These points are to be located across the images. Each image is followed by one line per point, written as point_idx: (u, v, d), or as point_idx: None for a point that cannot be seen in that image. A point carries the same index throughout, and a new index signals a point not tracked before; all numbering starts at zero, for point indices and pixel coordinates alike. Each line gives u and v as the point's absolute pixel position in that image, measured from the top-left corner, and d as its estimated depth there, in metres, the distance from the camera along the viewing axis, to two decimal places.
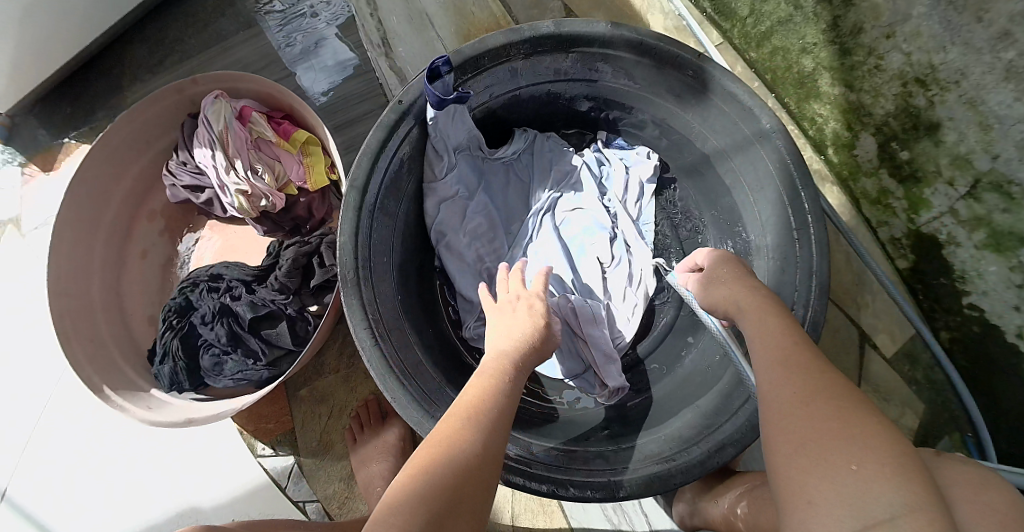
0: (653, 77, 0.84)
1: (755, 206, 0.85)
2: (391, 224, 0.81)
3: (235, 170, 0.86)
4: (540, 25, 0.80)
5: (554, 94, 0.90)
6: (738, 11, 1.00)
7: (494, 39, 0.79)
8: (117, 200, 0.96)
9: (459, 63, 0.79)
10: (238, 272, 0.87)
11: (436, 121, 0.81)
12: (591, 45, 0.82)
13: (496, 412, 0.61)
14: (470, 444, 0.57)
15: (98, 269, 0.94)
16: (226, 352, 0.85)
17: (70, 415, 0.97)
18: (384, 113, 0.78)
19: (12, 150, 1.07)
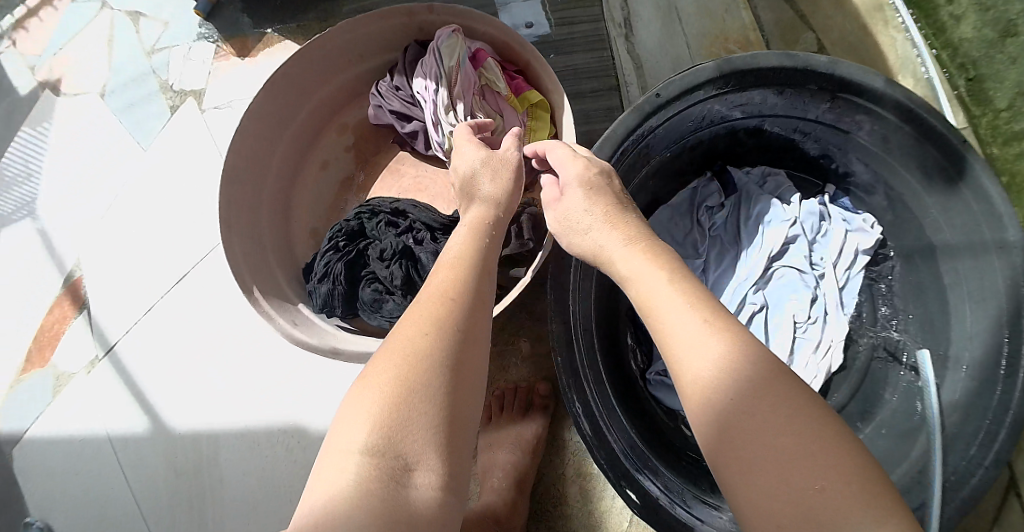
0: (909, 148, 0.78)
1: (967, 318, 0.78)
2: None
3: (456, 113, 0.83)
4: (815, 56, 0.73)
5: (797, 128, 0.85)
6: None
7: (767, 57, 0.72)
8: (311, 106, 0.95)
9: (731, 69, 0.72)
10: (423, 216, 0.84)
11: (684, 123, 0.77)
12: (859, 95, 0.76)
13: (460, 320, 0.53)
14: (438, 351, 0.50)
15: (276, 168, 0.93)
16: (390, 292, 0.82)
17: (204, 299, 0.97)
18: (637, 103, 0.71)
19: (211, 27, 1.06)
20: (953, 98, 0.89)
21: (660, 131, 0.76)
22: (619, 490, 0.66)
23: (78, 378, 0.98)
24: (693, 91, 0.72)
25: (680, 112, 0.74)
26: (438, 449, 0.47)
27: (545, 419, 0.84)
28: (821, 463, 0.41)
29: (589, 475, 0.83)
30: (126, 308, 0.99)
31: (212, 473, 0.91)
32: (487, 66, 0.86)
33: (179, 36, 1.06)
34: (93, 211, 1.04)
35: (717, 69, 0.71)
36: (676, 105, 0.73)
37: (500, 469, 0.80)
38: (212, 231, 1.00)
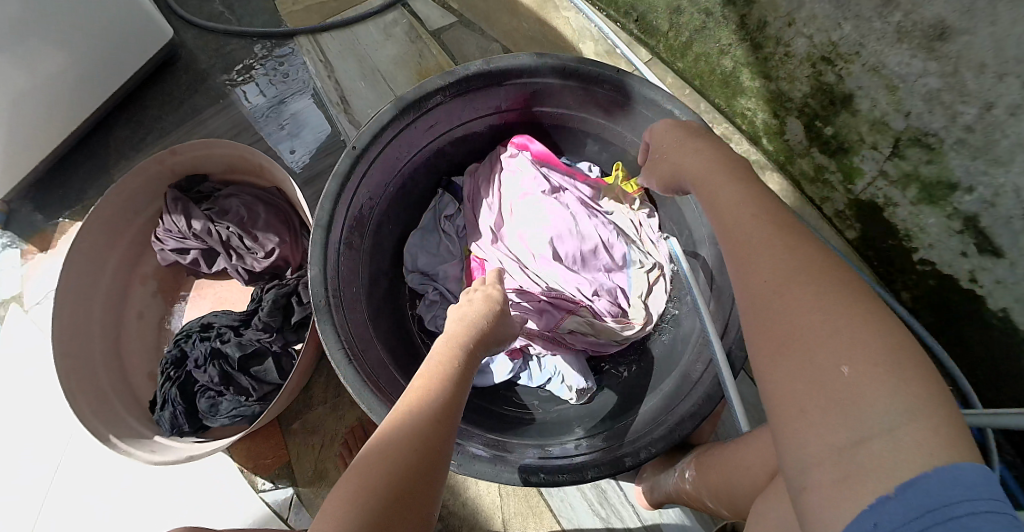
0: (582, 96, 0.94)
1: (688, 204, 0.95)
2: (354, 262, 0.91)
3: (212, 239, 1.01)
4: (471, 64, 0.88)
5: (495, 122, 1.01)
6: (659, 27, 1.12)
7: (430, 82, 0.88)
8: (112, 266, 1.03)
9: (403, 107, 0.87)
10: (225, 319, 0.94)
11: (388, 164, 0.93)
12: (521, 76, 0.91)
13: (458, 375, 0.61)
14: (423, 417, 0.56)
15: (99, 328, 1.00)
16: (220, 392, 0.90)
17: (80, 481, 1.00)
18: (337, 164, 0.86)
19: (10, 235, 1.15)
20: (632, 37, 1.18)
21: (370, 169, 0.89)
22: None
23: None
24: (380, 142, 0.88)
25: (376, 160, 0.89)
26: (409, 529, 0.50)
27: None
28: (857, 335, 0.45)
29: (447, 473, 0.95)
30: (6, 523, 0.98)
31: None
32: (230, 191, 1.04)
33: None
34: None
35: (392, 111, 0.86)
36: (370, 151, 0.87)
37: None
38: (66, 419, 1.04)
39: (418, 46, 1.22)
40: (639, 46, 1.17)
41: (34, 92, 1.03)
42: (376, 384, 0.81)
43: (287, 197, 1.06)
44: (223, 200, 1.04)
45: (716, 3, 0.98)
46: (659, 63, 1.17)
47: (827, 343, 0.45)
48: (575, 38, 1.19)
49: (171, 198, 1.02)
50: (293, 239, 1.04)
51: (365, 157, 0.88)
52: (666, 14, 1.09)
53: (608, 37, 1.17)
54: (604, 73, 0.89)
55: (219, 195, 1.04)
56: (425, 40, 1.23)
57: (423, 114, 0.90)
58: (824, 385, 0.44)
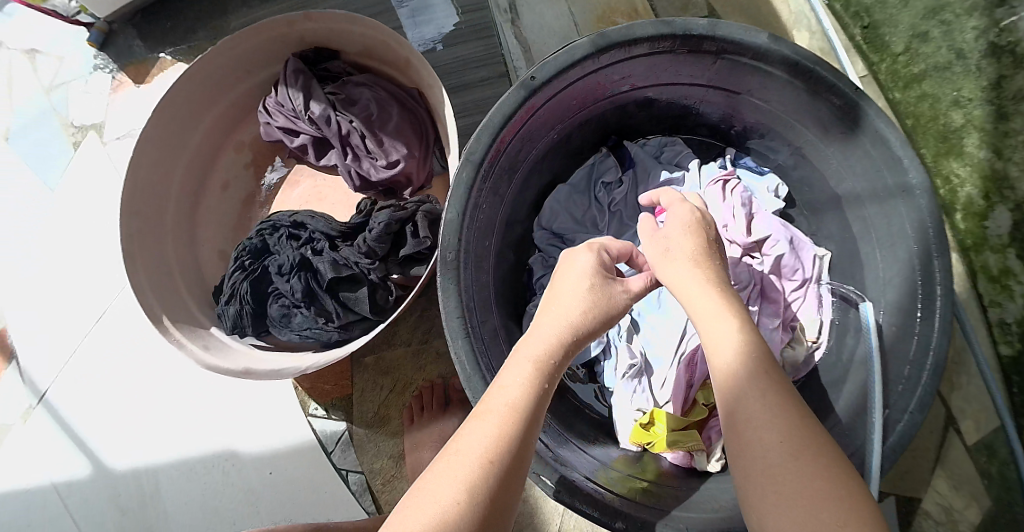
0: (803, 99, 0.79)
1: (880, 264, 0.83)
2: (498, 201, 0.78)
3: (327, 129, 0.86)
4: (697, 20, 0.73)
5: (691, 95, 0.87)
6: (892, 46, 0.96)
7: (643, 28, 0.72)
8: (207, 125, 0.92)
9: (608, 44, 0.72)
10: (322, 224, 0.83)
11: (559, 110, 0.79)
12: (745, 54, 0.76)
13: (536, 424, 0.52)
14: (484, 476, 0.48)
15: (177, 191, 0.91)
16: (296, 305, 0.82)
17: (128, 348, 0.96)
18: (515, 86, 0.71)
19: (106, 58, 1.04)
20: (853, 45, 1.03)
21: (541, 108, 0.75)
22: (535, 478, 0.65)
23: (16, 429, 0.99)
24: (566, 80, 0.74)
25: (552, 101, 0.76)
26: None
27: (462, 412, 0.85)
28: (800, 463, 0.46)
29: None
30: (54, 358, 0.98)
31: (156, 503, 0.93)
32: (364, 77, 0.89)
33: (77, 71, 1.05)
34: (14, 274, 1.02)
35: (595, 47, 0.72)
36: (554, 87, 0.73)
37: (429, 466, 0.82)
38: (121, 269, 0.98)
39: None
40: (857, 58, 1.03)
41: None
42: (482, 357, 0.69)
43: (429, 105, 0.88)
44: (353, 87, 0.87)
45: (977, 48, 0.84)
46: (873, 85, 1.02)
47: (785, 470, 0.46)
48: (791, 23, 1.05)
49: (291, 68, 0.88)
50: (420, 158, 0.87)
51: (543, 92, 0.73)
52: (907, 35, 0.94)
53: (825, 35, 1.04)
54: (837, 85, 0.75)
55: (347, 78, 0.88)
56: None
57: (620, 61, 0.75)
58: (780, 495, 0.45)
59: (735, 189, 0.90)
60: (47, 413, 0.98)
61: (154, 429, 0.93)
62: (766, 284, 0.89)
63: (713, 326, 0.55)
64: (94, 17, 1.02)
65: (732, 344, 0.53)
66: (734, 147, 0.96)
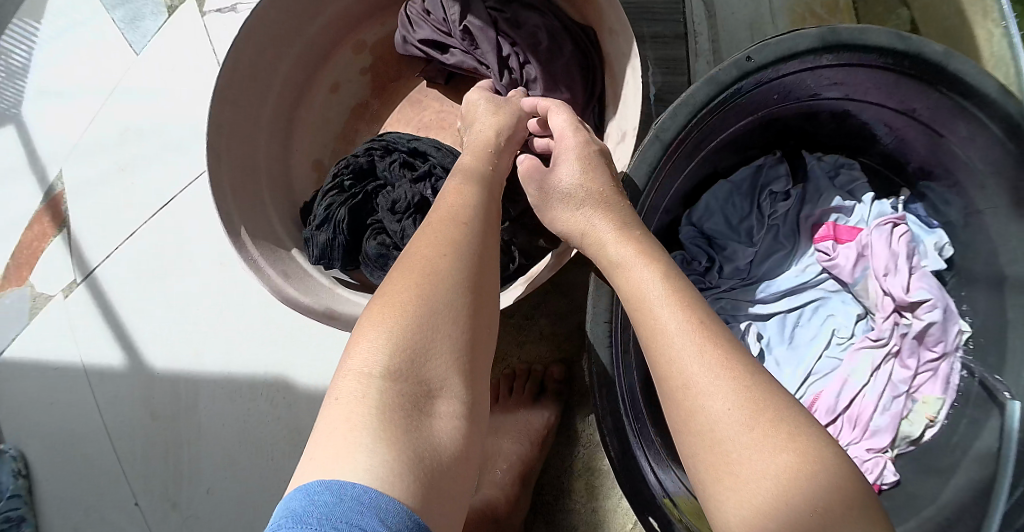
0: (1007, 170, 0.62)
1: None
2: (669, 181, 0.65)
3: (484, 53, 0.74)
4: (931, 43, 0.59)
5: (879, 119, 0.71)
6: None
7: (876, 34, 0.58)
8: (327, 18, 0.80)
9: (840, 43, 0.58)
10: (443, 161, 0.72)
11: (749, 107, 0.65)
12: (967, 95, 0.60)
13: (465, 225, 0.50)
14: (440, 263, 0.46)
15: (280, 85, 0.80)
16: (398, 248, 0.72)
17: (195, 244, 0.87)
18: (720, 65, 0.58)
19: None
20: None
21: (745, 97, 0.62)
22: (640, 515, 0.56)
23: (56, 302, 0.91)
24: (776, 74, 0.60)
25: (755, 92, 0.62)
26: (458, 378, 0.42)
27: (555, 407, 0.74)
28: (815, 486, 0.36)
29: (597, 471, 0.75)
30: (110, 237, 0.90)
31: (190, 416, 0.85)
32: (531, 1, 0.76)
33: None
34: (82, 136, 0.93)
35: (824, 41, 0.57)
36: (764, 75, 0.59)
37: (503, 458, 0.71)
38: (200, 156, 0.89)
39: None
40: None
41: None
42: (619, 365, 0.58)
43: (599, 50, 0.73)
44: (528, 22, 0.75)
45: None
46: None
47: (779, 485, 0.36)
48: None
49: None
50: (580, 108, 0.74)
51: (749, 84, 0.59)
52: None
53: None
54: None
55: (520, 6, 0.74)
56: None
57: (839, 65, 0.61)
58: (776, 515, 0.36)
59: (904, 235, 0.71)
60: (89, 293, 0.90)
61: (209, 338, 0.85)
62: (909, 351, 0.70)
63: (643, 292, 0.46)
64: None
65: (676, 309, 0.44)
66: (909, 195, 0.75)
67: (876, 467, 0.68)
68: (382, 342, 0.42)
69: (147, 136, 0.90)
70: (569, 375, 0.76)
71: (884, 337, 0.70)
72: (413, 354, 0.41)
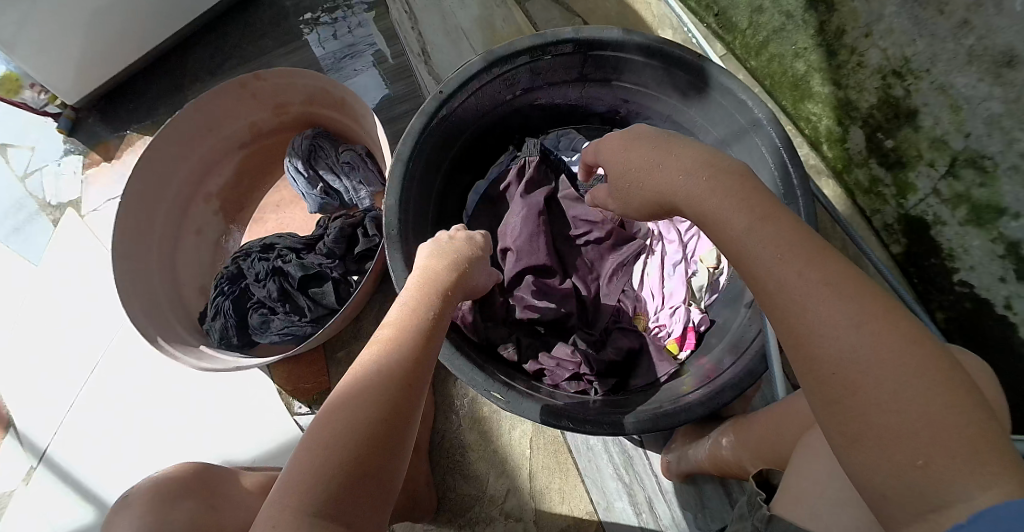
0: (663, 77, 0.95)
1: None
2: (428, 195, 0.91)
3: (351, 188, 1.01)
4: (561, 31, 0.90)
5: (577, 93, 1.02)
6: (738, 24, 1.11)
7: (520, 42, 0.89)
8: (179, 180, 1.06)
9: (495, 60, 0.88)
10: (286, 240, 0.95)
11: (469, 115, 0.94)
12: (606, 48, 0.92)
13: (415, 345, 0.56)
14: (384, 373, 0.53)
15: (158, 238, 1.03)
16: (274, 310, 0.93)
17: (121, 385, 1.04)
18: (426, 103, 0.87)
19: (75, 141, 1.18)
20: (711, 33, 1.17)
21: (456, 111, 0.90)
22: (485, 392, 0.75)
23: (18, 493, 1.04)
24: (463, 94, 0.89)
25: (457, 106, 0.90)
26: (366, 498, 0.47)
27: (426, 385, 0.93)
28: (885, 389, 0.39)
29: (482, 418, 0.93)
30: (47, 411, 1.06)
31: None
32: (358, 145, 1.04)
33: (49, 157, 1.18)
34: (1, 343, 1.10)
35: (484, 60, 0.87)
36: (459, 96, 0.88)
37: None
38: (108, 318, 1.08)
39: (500, 11, 1.12)
40: (715, 40, 1.17)
41: (117, 4, 1.06)
42: None
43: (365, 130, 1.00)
44: (308, 137, 1.05)
45: (799, 6, 0.98)
46: (732, 60, 1.16)
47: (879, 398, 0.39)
48: (656, 26, 1.18)
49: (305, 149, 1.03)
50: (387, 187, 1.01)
51: (449, 104, 0.88)
52: (747, 12, 1.08)
53: (686, 31, 1.16)
54: (685, 56, 0.90)
55: (315, 135, 1.05)
56: (510, 7, 1.13)
57: (509, 71, 0.91)
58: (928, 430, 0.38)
59: None
60: (47, 470, 1.03)
61: (152, 455, 1.00)
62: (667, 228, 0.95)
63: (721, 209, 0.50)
64: (63, 107, 1.17)
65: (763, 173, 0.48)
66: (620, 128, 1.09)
67: (685, 313, 0.90)
68: (327, 440, 0.48)
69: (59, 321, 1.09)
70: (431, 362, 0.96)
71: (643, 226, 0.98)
72: (361, 463, 0.47)
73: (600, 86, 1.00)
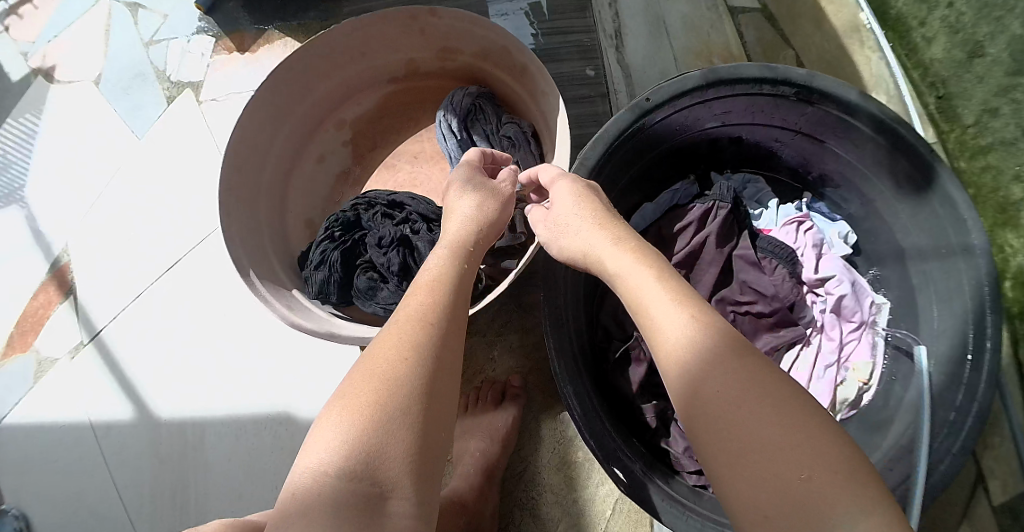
0: (883, 158, 0.80)
1: (936, 317, 0.80)
2: None
3: None
4: (795, 70, 0.77)
5: (781, 136, 0.89)
6: (963, 115, 0.86)
7: (749, 69, 0.76)
8: (314, 100, 0.96)
9: (716, 81, 0.76)
10: (419, 207, 0.87)
11: (664, 130, 0.82)
12: (835, 107, 0.78)
13: (445, 320, 0.57)
14: (420, 346, 0.54)
15: (276, 156, 0.94)
16: (384, 280, 0.84)
17: (195, 297, 0.97)
18: (629, 105, 0.76)
19: (211, 21, 1.08)
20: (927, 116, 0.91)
21: (654, 124, 0.79)
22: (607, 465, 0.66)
23: (61, 364, 0.99)
24: (669, 108, 0.78)
25: (659, 118, 0.79)
26: (416, 459, 0.49)
27: (517, 408, 0.85)
28: None
29: (571, 461, 0.86)
30: (109, 296, 0.99)
31: (198, 455, 0.92)
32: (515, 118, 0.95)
33: (180, 30, 1.09)
34: (86, 211, 1.04)
35: (705, 77, 0.76)
36: (664, 110, 0.77)
37: (472, 456, 0.82)
38: (201, 221, 1.00)
39: (712, 16, 1.02)
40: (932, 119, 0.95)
41: None
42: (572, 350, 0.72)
43: (539, 106, 0.91)
44: (471, 94, 0.95)
45: None
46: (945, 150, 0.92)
47: None
48: (868, 86, 0.96)
49: (461, 108, 0.94)
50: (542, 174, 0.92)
51: (652, 116, 0.77)
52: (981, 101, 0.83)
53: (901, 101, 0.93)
54: (919, 147, 0.75)
55: (482, 95, 0.95)
56: (722, 15, 1.02)
57: (722, 97, 0.79)
58: None
59: (809, 230, 0.90)
60: (94, 353, 0.98)
61: (210, 379, 0.94)
62: (831, 324, 0.85)
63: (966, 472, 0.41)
64: None
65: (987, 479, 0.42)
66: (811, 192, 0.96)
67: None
68: (360, 412, 0.50)
69: (149, 207, 1.02)
70: (526, 382, 0.88)
71: (809, 315, 0.86)
72: (391, 432, 0.49)
73: (810, 140, 0.87)
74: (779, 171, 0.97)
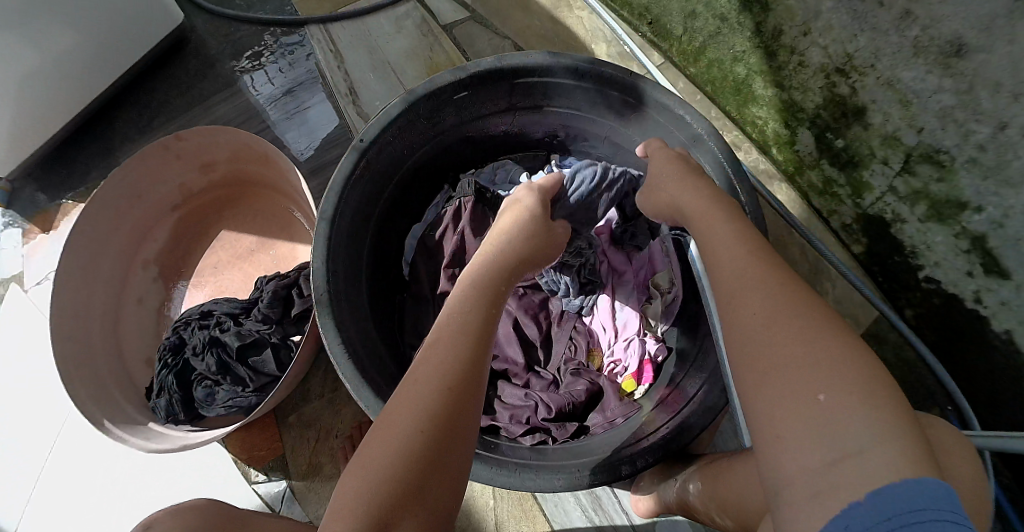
0: (595, 97, 0.90)
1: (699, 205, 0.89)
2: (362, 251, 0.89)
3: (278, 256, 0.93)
4: (483, 60, 0.86)
5: (507, 122, 0.98)
6: (673, 30, 1.06)
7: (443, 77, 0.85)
8: (116, 251, 1.03)
9: (421, 97, 0.85)
10: (223, 306, 0.95)
11: (398, 155, 0.91)
12: (534, 75, 0.87)
13: (459, 374, 0.57)
14: (422, 403, 0.54)
15: (98, 313, 1.00)
16: (217, 381, 0.91)
17: (71, 469, 1.00)
18: (348, 150, 0.83)
19: (13, 213, 1.14)
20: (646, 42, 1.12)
21: (377, 158, 0.86)
22: None
23: None
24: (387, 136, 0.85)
25: (380, 148, 0.86)
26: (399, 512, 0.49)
27: None
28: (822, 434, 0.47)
29: None
30: None
31: None
32: None
33: None
34: None
35: (407, 97, 0.84)
36: (384, 139, 0.85)
37: None
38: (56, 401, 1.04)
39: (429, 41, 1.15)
40: (651, 49, 1.12)
41: (43, 75, 1.03)
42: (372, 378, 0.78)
43: (290, 181, 0.99)
44: None
45: (733, 9, 0.93)
46: (672, 68, 1.11)
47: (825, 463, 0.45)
48: (590, 40, 1.14)
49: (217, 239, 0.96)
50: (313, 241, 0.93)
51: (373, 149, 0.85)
52: (681, 18, 1.04)
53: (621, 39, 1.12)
54: (616, 76, 0.86)
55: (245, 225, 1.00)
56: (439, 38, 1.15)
57: (434, 109, 0.88)
58: None
59: None
60: None
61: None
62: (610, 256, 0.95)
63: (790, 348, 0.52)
64: None
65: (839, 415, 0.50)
66: (557, 153, 1.07)
67: (639, 346, 0.89)
68: (381, 473, 0.50)
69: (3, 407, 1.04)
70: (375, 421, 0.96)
71: None
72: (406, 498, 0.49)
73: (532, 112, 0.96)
74: (525, 149, 1.07)
